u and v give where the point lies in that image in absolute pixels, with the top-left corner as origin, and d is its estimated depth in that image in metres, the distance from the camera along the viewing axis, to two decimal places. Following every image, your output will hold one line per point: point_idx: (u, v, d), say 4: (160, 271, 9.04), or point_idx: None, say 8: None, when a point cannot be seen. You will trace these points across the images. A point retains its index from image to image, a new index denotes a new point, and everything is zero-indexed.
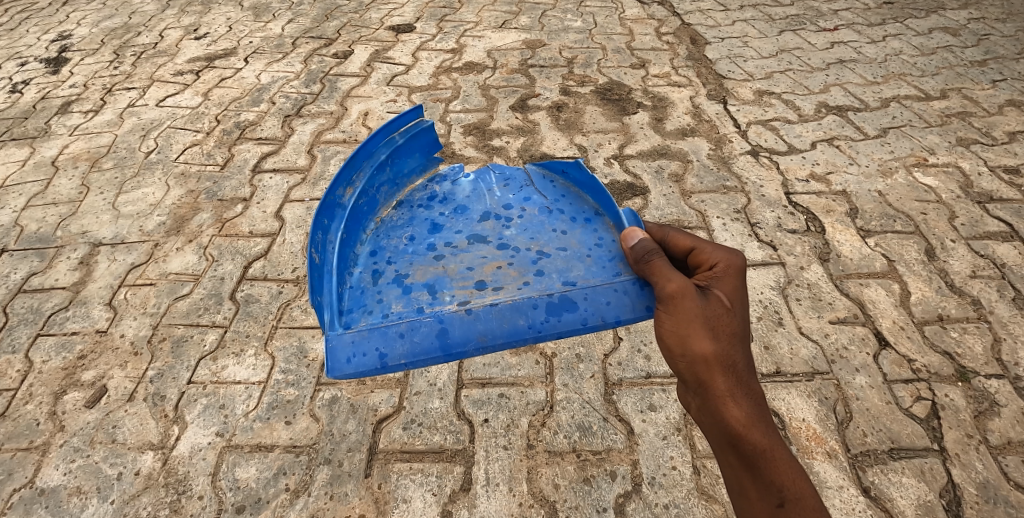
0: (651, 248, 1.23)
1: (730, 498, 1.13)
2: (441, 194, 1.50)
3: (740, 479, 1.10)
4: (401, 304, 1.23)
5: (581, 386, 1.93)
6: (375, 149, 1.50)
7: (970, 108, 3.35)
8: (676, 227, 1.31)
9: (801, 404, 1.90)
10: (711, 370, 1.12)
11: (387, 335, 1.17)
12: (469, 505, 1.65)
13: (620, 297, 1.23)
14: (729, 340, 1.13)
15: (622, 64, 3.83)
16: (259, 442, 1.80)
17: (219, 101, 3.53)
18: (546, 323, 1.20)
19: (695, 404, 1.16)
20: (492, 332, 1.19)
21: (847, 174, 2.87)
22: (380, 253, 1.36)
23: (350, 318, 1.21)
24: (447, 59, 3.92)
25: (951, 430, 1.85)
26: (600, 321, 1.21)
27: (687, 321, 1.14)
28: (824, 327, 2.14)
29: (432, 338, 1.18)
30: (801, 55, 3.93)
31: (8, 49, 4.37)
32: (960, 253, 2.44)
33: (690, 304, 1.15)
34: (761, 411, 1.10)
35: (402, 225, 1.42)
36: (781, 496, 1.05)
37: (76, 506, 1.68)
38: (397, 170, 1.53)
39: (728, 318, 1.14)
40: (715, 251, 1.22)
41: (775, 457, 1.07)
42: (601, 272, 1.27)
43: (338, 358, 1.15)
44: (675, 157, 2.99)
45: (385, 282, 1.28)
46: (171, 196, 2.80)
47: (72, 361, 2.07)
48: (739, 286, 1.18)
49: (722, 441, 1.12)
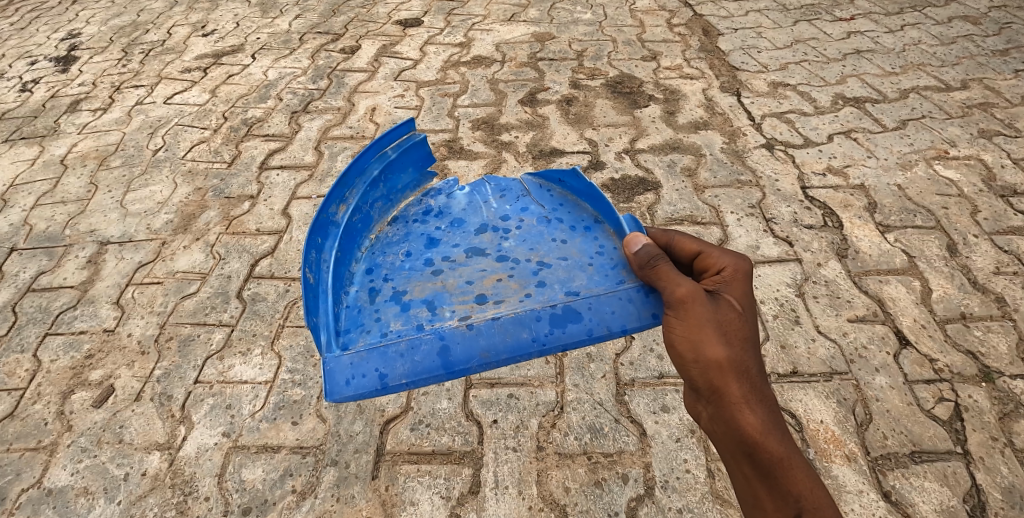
0: (656, 253, 1.18)
1: (745, 510, 1.08)
2: (436, 209, 1.47)
3: (755, 489, 1.05)
4: (400, 322, 1.19)
5: (592, 386, 1.89)
6: (368, 165, 1.46)
7: (992, 99, 3.25)
8: (681, 231, 1.28)
9: (819, 405, 1.85)
10: (725, 376, 1.07)
11: (387, 356, 1.12)
12: (478, 508, 1.61)
13: (625, 306, 1.18)
14: (743, 345, 1.09)
15: (633, 56, 3.76)
16: (265, 442, 1.78)
17: (226, 98, 3.51)
18: (551, 335, 1.15)
19: (707, 413, 1.11)
20: (496, 347, 1.13)
21: (865, 167, 2.79)
22: (376, 271, 1.32)
23: (348, 339, 1.16)
24: (455, 53, 3.87)
25: (975, 433, 1.78)
26: (606, 331, 1.16)
27: (698, 325, 1.09)
28: (842, 325, 2.08)
29: (433, 356, 1.12)
30: (817, 45, 3.83)
31: (18, 49, 4.38)
32: (983, 249, 2.36)
33: (700, 308, 1.11)
34: (776, 419, 1.05)
35: (397, 241, 1.38)
36: (799, 506, 0.99)
37: (83, 507, 1.67)
38: (392, 186, 1.50)
39: (739, 322, 1.10)
40: (722, 255, 1.20)
41: (791, 466, 1.02)
42: (603, 281, 1.23)
43: (336, 382, 1.09)
44: (688, 151, 2.92)
45: (383, 300, 1.24)
46: (178, 194, 2.78)
47: (79, 360, 2.06)
48: (748, 290, 1.15)
49: (735, 450, 1.07)
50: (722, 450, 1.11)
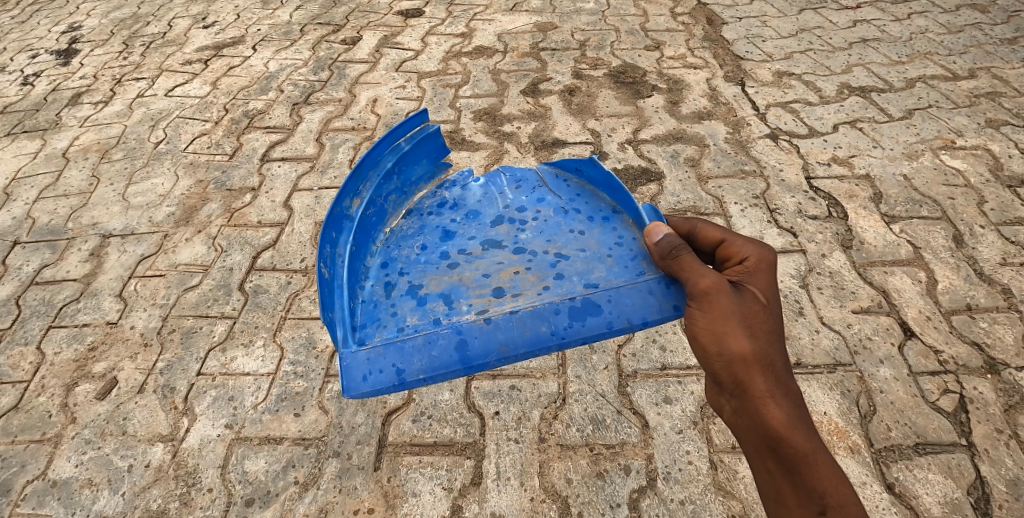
0: (678, 243, 1.17)
1: (764, 503, 1.08)
2: (451, 200, 1.46)
3: (777, 484, 1.05)
4: (417, 317, 1.18)
5: (594, 378, 1.88)
6: (381, 158, 1.45)
7: (999, 88, 3.21)
8: (704, 219, 1.29)
9: (822, 397, 1.84)
10: (750, 370, 1.07)
11: (404, 351, 1.11)
12: (480, 499, 1.61)
13: (645, 297, 1.17)
14: (768, 338, 1.09)
15: (636, 45, 3.73)
16: (268, 434, 1.79)
17: (227, 90, 3.50)
18: (570, 329, 1.14)
19: (730, 406, 1.11)
20: (515, 340, 1.12)
21: (870, 157, 2.77)
22: (391, 264, 1.30)
23: (365, 334, 1.15)
24: (457, 43, 3.84)
25: (980, 425, 1.77)
26: (626, 323, 1.14)
27: (723, 318, 1.09)
28: (846, 317, 2.07)
29: (451, 351, 1.11)
30: (822, 34, 3.78)
31: (19, 42, 4.37)
32: (990, 239, 2.34)
33: (724, 300, 1.10)
34: (801, 413, 1.05)
35: (413, 234, 1.37)
36: (824, 503, 0.99)
37: (87, 498, 1.68)
38: (405, 178, 1.49)
39: (764, 316, 1.10)
40: (746, 245, 1.20)
41: (817, 461, 1.02)
42: (623, 273, 1.21)
43: (353, 377, 1.08)
44: (691, 142, 2.90)
45: (398, 294, 1.23)
46: (180, 187, 2.78)
47: (83, 352, 2.07)
48: (772, 281, 1.15)
49: (759, 445, 1.07)
50: (744, 444, 1.11)
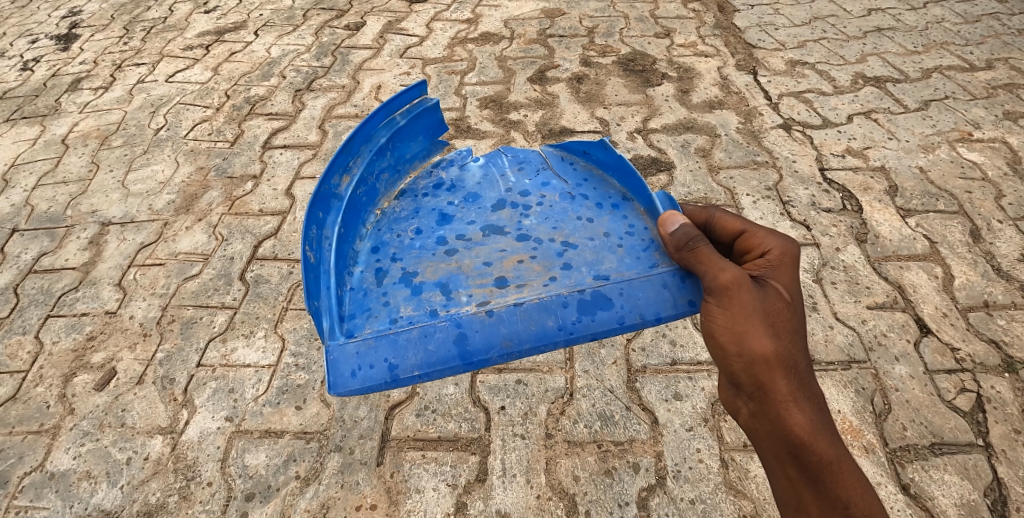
0: (695, 234, 1.10)
1: (784, 508, 1.08)
2: (448, 182, 1.40)
3: (799, 492, 1.04)
4: (411, 307, 1.13)
5: (603, 372, 1.84)
6: (374, 132, 1.38)
7: (1017, 80, 3.13)
8: (723, 208, 1.24)
9: (835, 395, 1.79)
10: (773, 373, 1.04)
11: (397, 345, 1.07)
12: (484, 496, 1.58)
13: (659, 292, 1.13)
14: (791, 338, 1.06)
15: (645, 33, 3.65)
16: (268, 427, 1.75)
17: (229, 76, 3.44)
18: (578, 323, 1.10)
19: (750, 409, 1.09)
20: (518, 335, 1.08)
21: (885, 149, 2.70)
22: (383, 249, 1.25)
23: (353, 325, 1.10)
24: (462, 29, 3.76)
25: (997, 425, 1.72)
26: (639, 319, 1.10)
27: (745, 316, 1.05)
28: (861, 312, 2.02)
29: (449, 345, 1.07)
30: (836, 23, 3.69)
31: (19, 27, 4.31)
32: (1008, 235, 2.28)
33: (746, 296, 1.05)
34: (825, 418, 1.04)
35: (406, 217, 1.32)
36: (847, 512, 0.99)
37: (85, 491, 1.65)
38: (399, 155, 1.42)
39: (787, 313, 1.07)
40: (769, 237, 1.15)
41: (841, 469, 1.01)
42: (635, 265, 1.16)
43: (341, 373, 1.04)
44: (702, 131, 2.83)
45: (391, 282, 1.18)
46: (180, 174, 2.73)
47: (81, 342, 2.04)
48: (795, 276, 1.11)
49: (780, 451, 1.07)
50: (762, 448, 1.10)
